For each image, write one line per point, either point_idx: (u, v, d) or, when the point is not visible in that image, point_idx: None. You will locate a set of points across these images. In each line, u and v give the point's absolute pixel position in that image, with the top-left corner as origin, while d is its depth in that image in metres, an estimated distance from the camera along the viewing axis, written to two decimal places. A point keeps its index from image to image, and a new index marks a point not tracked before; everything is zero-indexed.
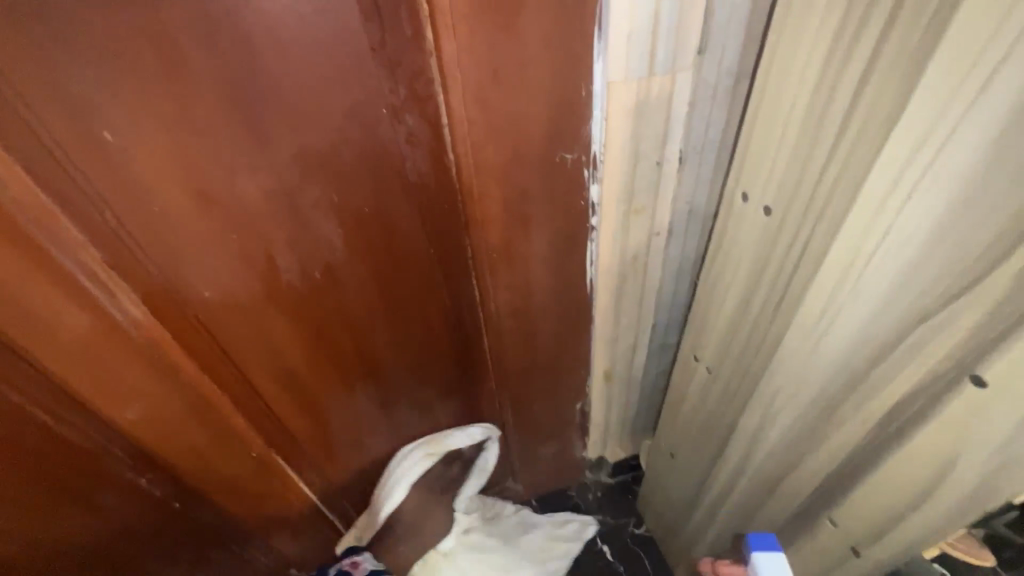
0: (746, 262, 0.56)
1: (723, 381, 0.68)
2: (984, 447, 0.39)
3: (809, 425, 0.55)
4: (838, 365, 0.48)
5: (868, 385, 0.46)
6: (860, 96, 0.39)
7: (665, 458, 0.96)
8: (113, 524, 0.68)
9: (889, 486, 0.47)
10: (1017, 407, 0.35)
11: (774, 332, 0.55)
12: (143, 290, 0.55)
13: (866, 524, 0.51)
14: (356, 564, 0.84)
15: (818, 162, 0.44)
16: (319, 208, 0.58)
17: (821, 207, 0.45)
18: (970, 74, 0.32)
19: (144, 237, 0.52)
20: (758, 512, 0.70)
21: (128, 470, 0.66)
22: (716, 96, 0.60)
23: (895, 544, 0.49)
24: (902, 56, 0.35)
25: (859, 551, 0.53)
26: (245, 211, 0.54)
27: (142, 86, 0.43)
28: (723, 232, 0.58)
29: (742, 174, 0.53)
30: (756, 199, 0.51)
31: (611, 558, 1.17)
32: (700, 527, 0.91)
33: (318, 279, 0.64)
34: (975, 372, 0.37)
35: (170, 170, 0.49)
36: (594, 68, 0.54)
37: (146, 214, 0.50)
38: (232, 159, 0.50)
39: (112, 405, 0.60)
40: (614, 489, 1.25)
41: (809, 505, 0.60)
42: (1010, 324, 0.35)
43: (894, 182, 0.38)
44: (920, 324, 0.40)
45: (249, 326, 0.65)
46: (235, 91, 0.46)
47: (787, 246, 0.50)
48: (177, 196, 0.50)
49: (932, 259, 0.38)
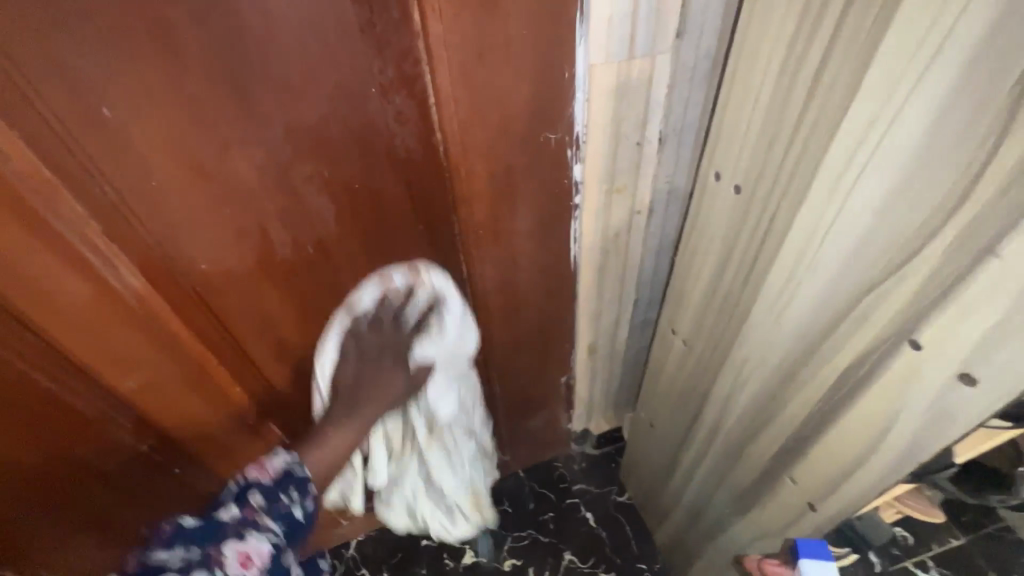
0: (718, 239, 0.59)
1: (697, 352, 0.72)
2: (919, 406, 0.43)
3: (772, 391, 0.59)
4: (797, 334, 0.52)
5: (820, 353, 0.50)
6: (818, 82, 0.42)
7: (644, 428, 1.01)
8: (112, 483, 0.72)
9: (840, 444, 0.51)
10: (947, 367, 0.39)
11: (742, 304, 0.59)
12: (142, 264, 0.57)
13: (821, 480, 0.56)
14: (264, 464, 0.66)
15: (781, 143, 0.47)
16: (312, 183, 0.60)
17: (784, 186, 0.48)
18: (911, 63, 0.35)
19: (142, 210, 0.54)
20: (727, 474, 0.75)
21: (127, 434, 0.69)
22: (693, 78, 0.62)
23: (846, 496, 0.53)
24: (855, 46, 0.38)
25: (815, 506, 0.58)
26: (239, 185, 0.56)
27: (139, 64, 0.45)
28: (697, 210, 0.61)
29: (714, 154, 0.55)
30: (727, 179, 0.55)
31: (594, 524, 1.23)
32: (677, 492, 0.96)
33: (311, 253, 0.67)
34: (912, 338, 0.41)
35: (166, 146, 0.50)
36: (577, 52, 0.56)
37: (143, 188, 0.52)
38: (226, 136, 0.52)
39: (112, 372, 0.62)
40: (598, 460, 1.30)
41: (771, 466, 0.64)
42: (940, 293, 0.38)
43: (847, 163, 0.41)
44: (866, 294, 0.44)
45: (244, 299, 0.67)
46: (228, 70, 0.48)
47: (754, 223, 0.53)
48: (174, 172, 0.52)
49: (878, 234, 0.41)
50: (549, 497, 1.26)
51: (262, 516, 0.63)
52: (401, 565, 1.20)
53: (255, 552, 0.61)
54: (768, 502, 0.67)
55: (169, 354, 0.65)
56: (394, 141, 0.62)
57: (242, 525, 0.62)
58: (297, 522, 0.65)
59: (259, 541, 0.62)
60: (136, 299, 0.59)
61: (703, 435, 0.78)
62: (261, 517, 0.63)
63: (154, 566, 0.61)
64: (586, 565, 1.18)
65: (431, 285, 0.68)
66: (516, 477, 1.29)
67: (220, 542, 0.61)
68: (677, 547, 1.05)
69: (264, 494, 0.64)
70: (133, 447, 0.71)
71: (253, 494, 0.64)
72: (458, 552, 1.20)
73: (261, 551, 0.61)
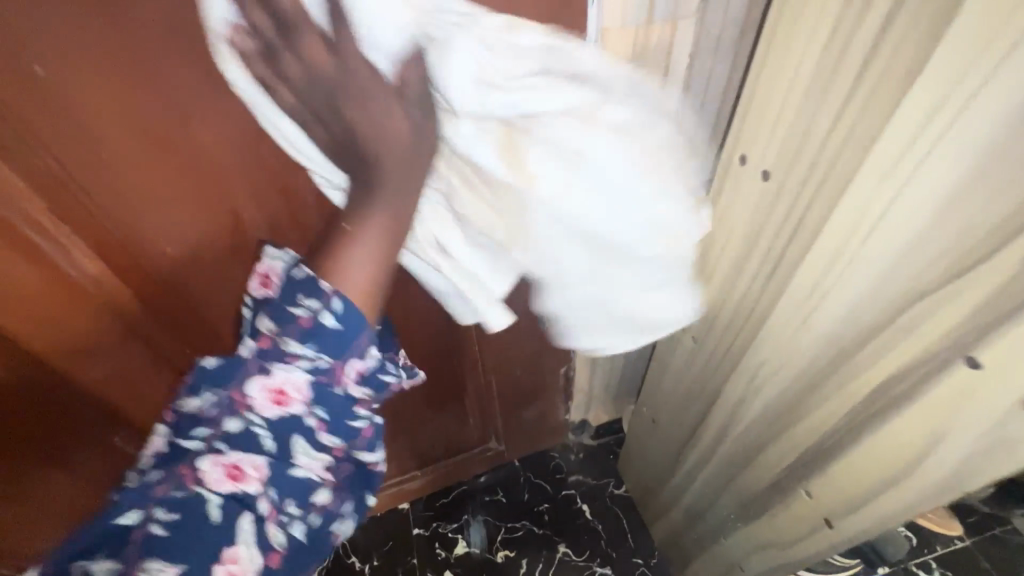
0: (740, 230, 0.53)
1: (708, 351, 0.67)
2: (970, 431, 0.38)
3: (792, 398, 0.54)
4: (829, 340, 0.47)
5: (854, 363, 0.45)
6: (877, 51, 0.35)
7: (645, 424, 0.96)
8: (88, 482, 0.68)
9: (871, 462, 0.46)
10: (1013, 390, 0.34)
11: (764, 302, 0.53)
12: (99, 246, 0.52)
13: (844, 498, 0.51)
14: (268, 279, 0.55)
15: (823, 125, 0.41)
16: (287, 163, 0.52)
17: (823, 174, 0.42)
18: (1002, 28, 0.28)
19: (95, 186, 0.48)
20: (734, 479, 0.70)
21: (97, 430, 0.65)
22: (719, 49, 0.55)
23: (872, 516, 0.49)
24: (928, 7, 0.31)
25: (833, 522, 0.54)
26: (204, 159, 0.50)
27: (73, 12, 0.38)
28: (717, 197, 0.55)
29: (742, 135, 0.49)
30: (754, 165, 0.49)
31: (589, 516, 1.19)
32: (677, 490, 0.92)
33: (291, 240, 0.59)
34: (970, 355, 0.36)
35: (116, 112, 0.44)
36: (589, 15, 0.49)
37: (93, 161, 0.46)
38: (185, 102, 0.45)
39: (75, 365, 0.57)
40: (596, 451, 1.26)
41: (783, 475, 0.60)
42: (1012, 306, 0.33)
43: (905, 149, 0.35)
44: (918, 301, 0.38)
45: (216, 285, 0.61)
46: (180, 23, 0.41)
47: (784, 214, 0.47)
48: (127, 141, 0.46)
49: (940, 232, 0.35)
50: (545, 488, 1.23)
51: (285, 339, 0.50)
52: (392, 553, 1.18)
53: (288, 386, 0.50)
54: (777, 512, 0.62)
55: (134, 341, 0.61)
56: None
57: (264, 357, 0.50)
58: (330, 335, 0.50)
59: (289, 372, 0.50)
60: (93, 284, 0.53)
61: (710, 436, 0.73)
62: (276, 357, 0.50)
63: (190, 416, 0.52)
64: (580, 558, 1.15)
65: (406, 24, 0.38)
66: (511, 467, 1.26)
67: (242, 381, 0.50)
68: (674, 544, 1.01)
69: (274, 316, 0.51)
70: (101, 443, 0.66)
71: (264, 320, 0.51)
72: (450, 542, 1.17)
73: (294, 381, 0.50)
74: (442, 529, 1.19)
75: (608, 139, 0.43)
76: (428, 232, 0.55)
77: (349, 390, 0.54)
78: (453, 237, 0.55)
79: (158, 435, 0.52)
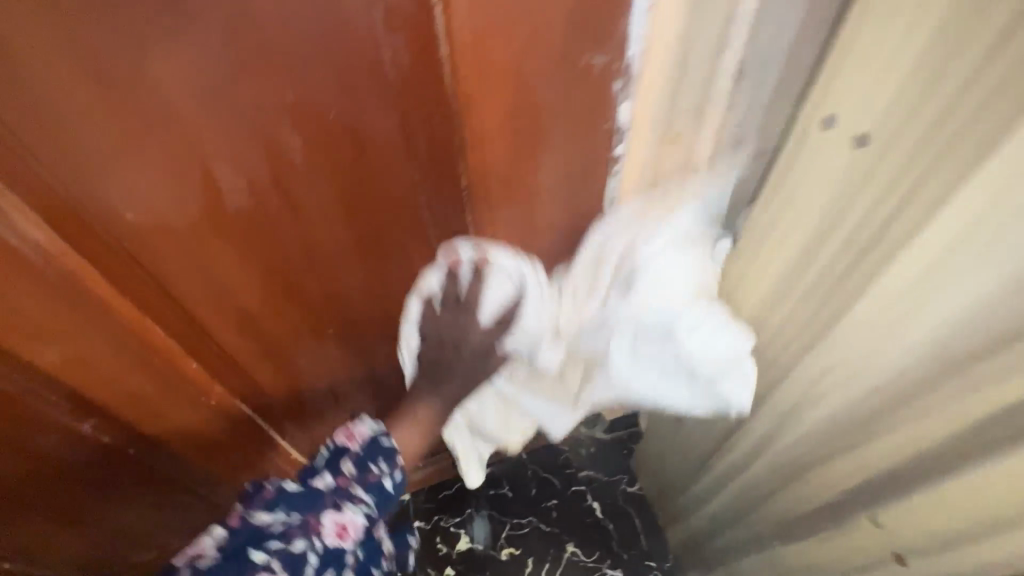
0: (818, 209, 0.44)
1: (756, 348, 0.59)
2: None
3: (864, 408, 0.46)
4: (931, 344, 0.39)
5: (966, 376, 0.37)
6: None
7: (670, 423, 0.88)
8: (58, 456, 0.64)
9: (965, 501, 0.39)
10: None
11: (841, 297, 0.44)
12: (45, 210, 0.43)
13: (923, 534, 0.44)
14: (351, 434, 0.61)
15: (958, 66, 0.31)
16: (268, 111, 0.43)
17: (951, 136, 0.33)
18: None
19: (34, 136, 0.39)
20: (775, 492, 0.62)
21: (61, 415, 0.59)
22: None
23: (961, 559, 0.42)
24: None
25: (905, 560, 0.47)
26: (168, 106, 0.40)
27: None
28: (794, 167, 0.45)
29: (833, 88, 0.39)
30: (845, 127, 0.39)
31: (599, 515, 1.13)
32: (700, 496, 0.85)
33: (275, 206, 0.50)
34: None
35: (50, 41, 0.35)
36: None
37: (31, 105, 0.37)
38: (136, 31, 0.35)
39: (27, 344, 0.50)
40: (608, 446, 1.18)
41: (843, 496, 0.52)
42: None
43: None
44: None
45: (191, 261, 0.52)
46: None
47: (883, 188, 0.38)
48: (69, 81, 0.37)
49: None
50: (553, 484, 1.16)
51: (356, 487, 0.59)
52: None
53: (354, 527, 0.57)
54: (834, 535, 0.55)
55: (95, 325, 0.52)
56: (381, 58, 0.42)
57: (339, 495, 0.58)
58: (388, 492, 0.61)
59: (358, 514, 0.58)
60: (37, 253, 0.45)
61: (748, 444, 0.65)
62: (353, 489, 0.59)
63: (255, 531, 0.55)
64: (590, 559, 1.09)
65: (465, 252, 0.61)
66: (517, 459, 1.18)
67: (319, 510, 0.57)
68: (690, 550, 0.95)
69: (358, 458, 0.60)
70: (57, 424, 0.60)
71: (346, 464, 0.60)
72: (452, 537, 1.11)
73: (357, 524, 0.58)
74: (444, 522, 1.13)
75: (676, 252, 0.58)
76: (484, 420, 0.83)
77: (382, 541, 0.62)
78: (485, 416, 0.83)
79: (215, 538, 0.56)
